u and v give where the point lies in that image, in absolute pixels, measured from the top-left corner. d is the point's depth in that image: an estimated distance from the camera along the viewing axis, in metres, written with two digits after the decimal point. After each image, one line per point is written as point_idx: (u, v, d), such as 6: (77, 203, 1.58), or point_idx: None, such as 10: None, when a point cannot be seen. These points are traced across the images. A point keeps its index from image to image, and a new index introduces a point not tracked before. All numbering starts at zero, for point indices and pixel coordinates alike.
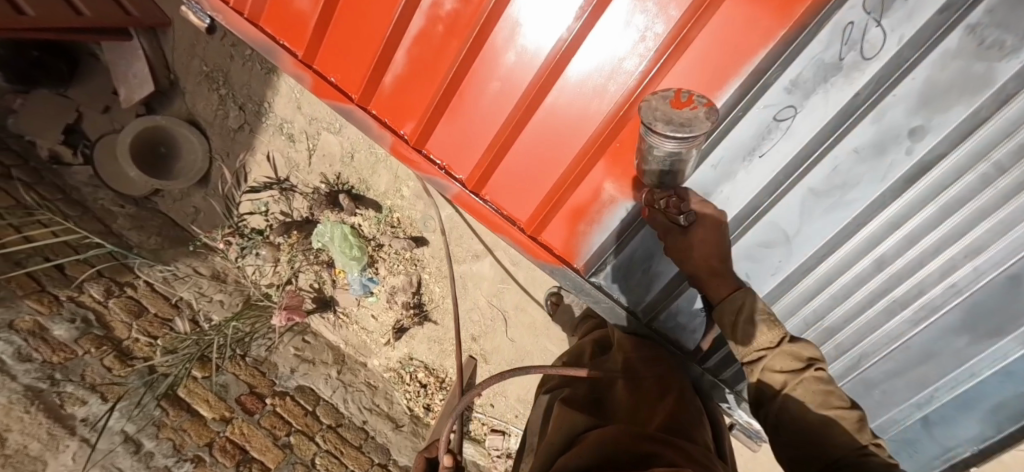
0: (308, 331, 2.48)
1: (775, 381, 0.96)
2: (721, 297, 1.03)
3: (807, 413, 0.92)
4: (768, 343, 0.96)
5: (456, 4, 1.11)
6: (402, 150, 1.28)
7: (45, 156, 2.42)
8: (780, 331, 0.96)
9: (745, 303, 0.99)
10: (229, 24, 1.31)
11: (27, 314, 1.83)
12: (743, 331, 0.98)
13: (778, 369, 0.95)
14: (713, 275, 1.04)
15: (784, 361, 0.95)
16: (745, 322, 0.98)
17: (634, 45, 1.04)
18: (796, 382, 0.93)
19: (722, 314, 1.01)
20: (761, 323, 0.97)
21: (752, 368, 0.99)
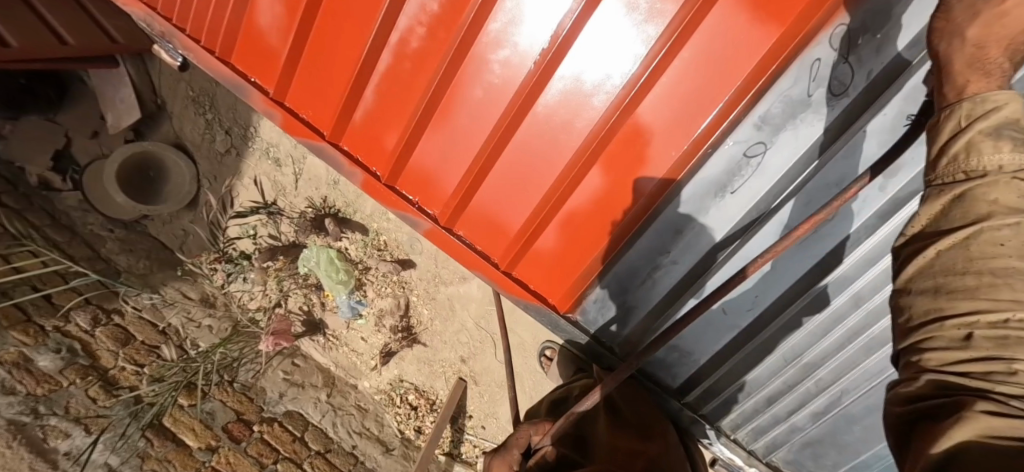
0: (297, 354, 2.45)
1: (973, 214, 0.56)
2: (961, 98, 0.60)
3: (994, 260, 0.54)
4: (998, 164, 0.55)
5: (422, 42, 1.11)
6: (374, 186, 1.27)
7: (34, 183, 2.44)
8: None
9: (1003, 107, 0.56)
10: (200, 61, 1.31)
11: (12, 346, 1.82)
12: (971, 138, 0.57)
13: (993, 200, 0.56)
14: (974, 70, 0.60)
15: (1012, 191, 0.54)
16: (983, 128, 0.56)
17: (600, 84, 1.02)
18: (1014, 220, 0.54)
19: (950, 118, 0.60)
20: (1006, 136, 0.55)
21: (946, 190, 0.60)
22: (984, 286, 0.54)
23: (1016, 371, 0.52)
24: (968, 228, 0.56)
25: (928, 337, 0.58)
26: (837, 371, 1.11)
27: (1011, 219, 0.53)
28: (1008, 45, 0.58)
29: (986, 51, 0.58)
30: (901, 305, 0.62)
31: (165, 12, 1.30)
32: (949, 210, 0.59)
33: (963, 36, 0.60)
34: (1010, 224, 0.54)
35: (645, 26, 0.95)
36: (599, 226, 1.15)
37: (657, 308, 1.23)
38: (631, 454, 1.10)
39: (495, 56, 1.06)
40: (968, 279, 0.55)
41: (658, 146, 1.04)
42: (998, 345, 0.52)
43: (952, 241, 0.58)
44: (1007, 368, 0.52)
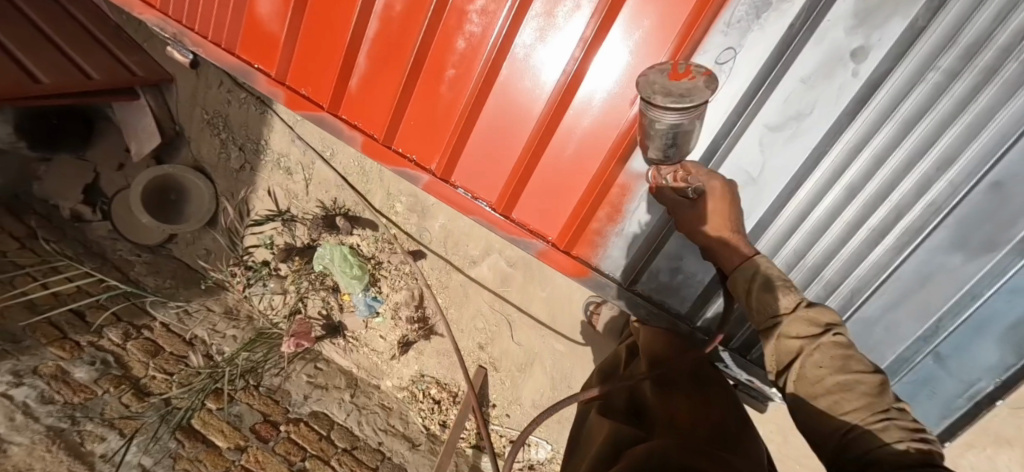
0: (320, 358, 2.54)
1: (792, 348, 0.86)
2: (731, 265, 0.99)
3: (825, 379, 0.81)
4: (785, 309, 0.88)
5: (406, 4, 1.21)
6: (373, 147, 1.32)
7: (67, 216, 2.64)
8: (797, 296, 0.89)
9: (758, 269, 0.94)
10: (209, 56, 1.43)
11: (50, 360, 1.95)
12: (757, 294, 0.92)
13: (795, 335, 0.87)
14: (725, 246, 1.00)
15: (802, 326, 0.86)
16: (758, 285, 0.92)
17: (571, 15, 1.10)
18: (815, 345, 0.83)
19: (735, 283, 0.97)
20: (776, 287, 0.90)
21: (767, 334, 0.91)
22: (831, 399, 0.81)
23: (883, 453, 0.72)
24: (797, 361, 0.86)
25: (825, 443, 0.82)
26: (844, 268, 1.14)
27: (813, 347, 0.84)
28: (733, 226, 1.01)
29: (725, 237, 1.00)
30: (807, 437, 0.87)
31: (175, 16, 1.44)
32: (778, 350, 0.89)
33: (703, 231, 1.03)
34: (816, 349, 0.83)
35: None
36: (588, 155, 1.18)
37: (653, 227, 1.21)
38: (693, 421, 1.04)
39: (472, 7, 1.16)
40: (822, 401, 0.81)
41: (631, 64, 1.09)
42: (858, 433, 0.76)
43: (796, 373, 0.86)
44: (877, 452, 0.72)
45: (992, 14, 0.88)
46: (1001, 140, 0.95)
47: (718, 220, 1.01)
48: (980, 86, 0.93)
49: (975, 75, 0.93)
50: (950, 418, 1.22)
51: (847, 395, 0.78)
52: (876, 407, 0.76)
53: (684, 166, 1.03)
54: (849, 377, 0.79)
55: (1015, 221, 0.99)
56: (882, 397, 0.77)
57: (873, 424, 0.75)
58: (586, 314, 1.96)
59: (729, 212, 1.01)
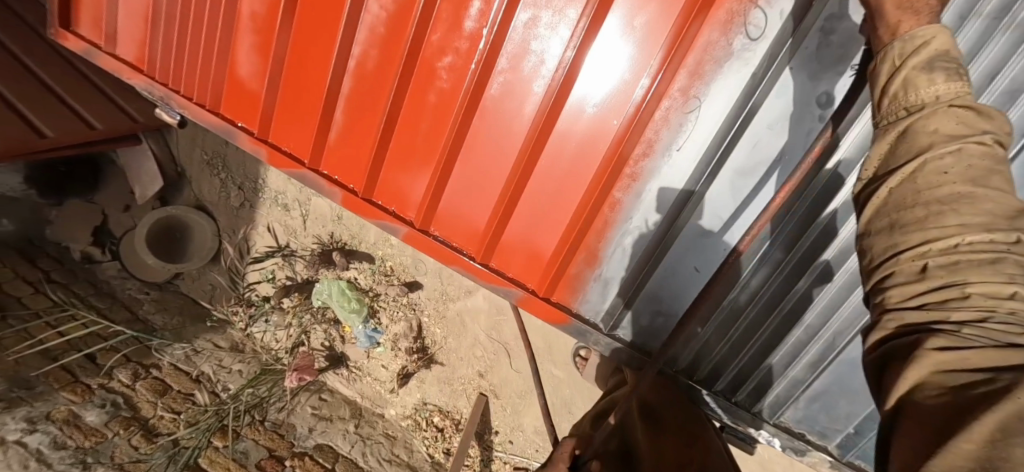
0: (324, 389, 2.56)
1: (916, 148, 0.61)
2: (892, 38, 0.66)
3: (942, 187, 0.58)
4: (934, 96, 0.60)
5: (376, 63, 1.23)
6: (353, 201, 1.36)
7: (77, 257, 2.70)
8: (965, 85, 0.60)
9: (933, 41, 0.61)
10: (195, 117, 1.48)
11: (62, 405, 2.02)
12: (907, 76, 0.62)
13: (934, 131, 0.60)
14: (904, 8, 0.65)
15: (952, 123, 0.59)
16: (916, 64, 0.62)
17: (536, 70, 1.11)
18: (955, 147, 0.58)
19: (883, 62, 0.65)
20: (938, 67, 0.60)
21: (893, 127, 0.64)
22: (931, 216, 0.58)
23: (970, 294, 0.55)
24: (913, 162, 0.60)
25: (889, 273, 0.61)
26: (825, 311, 1.10)
27: (952, 147, 0.58)
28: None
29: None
30: (863, 247, 0.66)
31: (163, 79, 1.50)
32: (895, 147, 0.63)
33: None
34: (952, 152, 0.58)
35: (565, 9, 1.05)
36: (560, 203, 1.19)
37: (632, 275, 1.22)
38: None
39: (441, 64, 1.18)
40: (918, 212, 0.59)
41: (597, 116, 1.10)
42: (950, 271, 0.56)
43: (901, 177, 0.62)
44: (960, 293, 0.56)
45: None
46: None
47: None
48: None
49: None
50: None
51: (962, 208, 0.57)
52: (994, 230, 0.56)
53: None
54: (977, 190, 0.57)
55: None
56: (1012, 220, 0.56)
57: (979, 254, 0.55)
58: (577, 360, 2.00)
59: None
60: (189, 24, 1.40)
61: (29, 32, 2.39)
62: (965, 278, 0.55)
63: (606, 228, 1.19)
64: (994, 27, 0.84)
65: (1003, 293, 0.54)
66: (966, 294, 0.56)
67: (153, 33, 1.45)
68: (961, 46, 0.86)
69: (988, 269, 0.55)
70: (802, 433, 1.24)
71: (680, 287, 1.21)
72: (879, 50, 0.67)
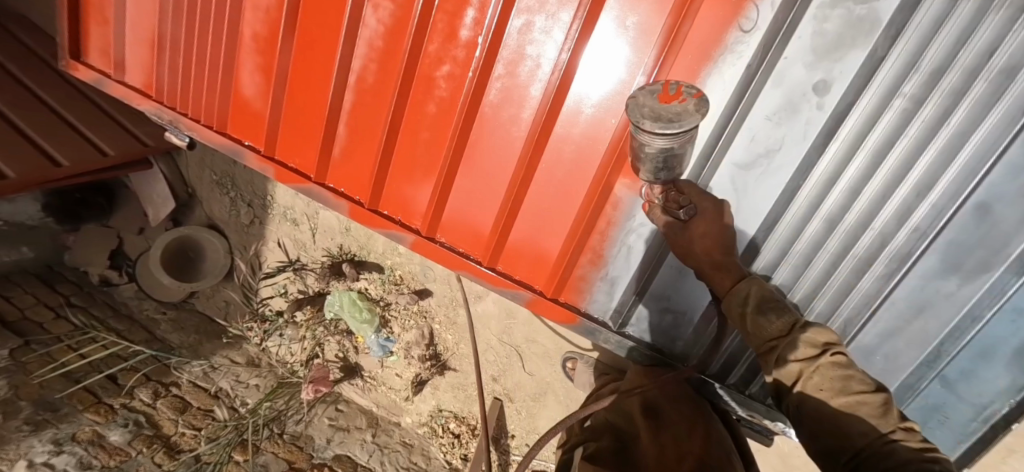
0: (340, 400, 2.59)
1: (793, 372, 0.92)
2: (725, 292, 1.02)
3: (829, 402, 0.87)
4: (781, 331, 0.94)
5: (376, 76, 1.26)
6: (359, 212, 1.39)
7: (96, 281, 2.76)
8: (790, 320, 0.94)
9: (750, 292, 0.98)
10: (203, 138, 1.52)
11: (87, 425, 2.08)
12: (755, 321, 0.97)
13: (795, 358, 0.92)
14: (716, 269, 1.03)
15: (800, 347, 0.92)
16: (755, 311, 0.97)
17: (533, 73, 1.13)
18: (812, 366, 0.90)
19: (729, 308, 1.01)
20: (768, 311, 0.96)
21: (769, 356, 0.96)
22: (835, 420, 0.86)
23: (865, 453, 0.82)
24: (797, 383, 0.92)
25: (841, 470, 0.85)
26: (836, 299, 1.13)
27: (810, 370, 0.90)
28: (724, 250, 1.03)
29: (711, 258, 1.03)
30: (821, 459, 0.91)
31: (171, 103, 1.54)
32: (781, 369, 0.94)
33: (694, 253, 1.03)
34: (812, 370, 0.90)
35: (559, 13, 1.07)
36: (563, 203, 1.20)
37: (640, 272, 1.23)
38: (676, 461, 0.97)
39: (439, 74, 1.20)
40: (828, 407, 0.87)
41: (595, 116, 1.11)
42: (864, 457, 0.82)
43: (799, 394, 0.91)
44: None
45: (951, 40, 0.86)
46: (981, 161, 0.92)
47: (710, 241, 1.02)
48: (952, 108, 0.91)
49: (943, 98, 0.91)
50: (967, 443, 1.18)
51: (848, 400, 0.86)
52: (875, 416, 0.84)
53: (675, 186, 1.04)
54: (851, 400, 0.86)
55: (1006, 242, 0.96)
56: (885, 419, 0.83)
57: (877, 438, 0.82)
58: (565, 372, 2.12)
59: (722, 238, 1.03)
60: (193, 47, 1.44)
61: (42, 64, 2.47)
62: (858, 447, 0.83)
63: (610, 225, 1.20)
64: (987, 7, 0.82)
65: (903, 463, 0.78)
66: None
67: (160, 59, 1.50)
68: (956, 28, 0.85)
69: (886, 451, 0.80)
70: None
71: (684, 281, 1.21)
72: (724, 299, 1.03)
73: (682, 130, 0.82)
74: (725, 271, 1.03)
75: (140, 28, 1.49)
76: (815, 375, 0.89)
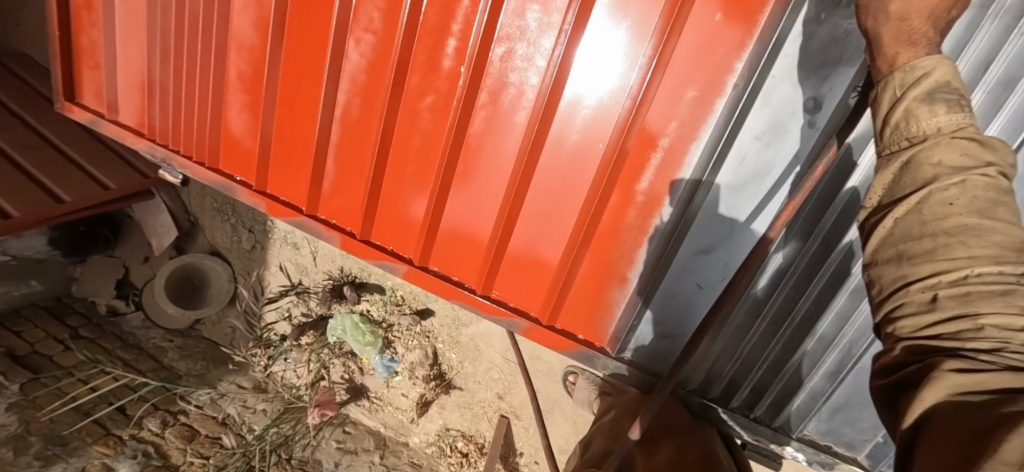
0: (348, 422, 2.57)
1: (921, 178, 0.61)
2: (892, 66, 0.64)
3: (948, 219, 0.58)
4: (935, 127, 0.60)
5: (361, 109, 1.25)
6: (351, 243, 1.38)
7: (103, 311, 2.80)
8: (968, 115, 0.59)
9: (937, 69, 0.60)
10: (196, 175, 1.52)
11: (96, 458, 2.10)
12: (908, 106, 0.61)
13: (936, 163, 0.60)
14: (901, 40, 0.64)
15: (951, 153, 0.59)
16: (917, 95, 0.61)
17: (516, 102, 1.12)
18: (959, 178, 0.58)
19: (883, 89, 0.64)
20: (940, 98, 0.60)
21: (896, 156, 0.63)
22: (940, 247, 0.58)
23: (983, 327, 0.55)
24: (918, 192, 0.61)
25: (899, 305, 0.61)
26: (838, 321, 1.07)
27: (956, 178, 0.58)
28: (933, 13, 0.62)
29: (910, 24, 0.62)
30: (872, 278, 0.66)
31: (163, 141, 1.55)
32: (900, 176, 0.63)
33: (886, 10, 0.63)
34: (958, 183, 0.58)
35: (539, 40, 1.06)
36: (556, 230, 1.18)
37: (636, 298, 1.20)
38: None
39: (423, 104, 1.19)
40: (925, 243, 0.59)
41: (581, 143, 1.10)
42: (963, 302, 0.56)
43: (906, 207, 0.62)
44: (973, 325, 0.55)
45: (944, 54, 0.84)
46: None
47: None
48: None
49: None
50: None
51: (969, 240, 0.57)
52: (1002, 262, 0.56)
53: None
54: (985, 222, 0.57)
55: None
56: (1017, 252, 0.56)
57: (990, 286, 0.55)
58: (564, 384, 2.11)
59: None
60: (182, 87, 1.45)
61: (44, 102, 2.52)
62: (977, 310, 0.55)
63: (601, 252, 1.17)
64: (981, 17, 0.80)
65: (1015, 326, 0.53)
66: (979, 325, 0.55)
67: (151, 98, 1.51)
68: (948, 42, 0.83)
69: (1003, 299, 0.54)
70: (828, 445, 1.19)
71: (681, 308, 1.18)
72: (879, 79, 0.66)
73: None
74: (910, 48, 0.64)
75: (130, 69, 1.50)
76: (952, 192, 0.58)
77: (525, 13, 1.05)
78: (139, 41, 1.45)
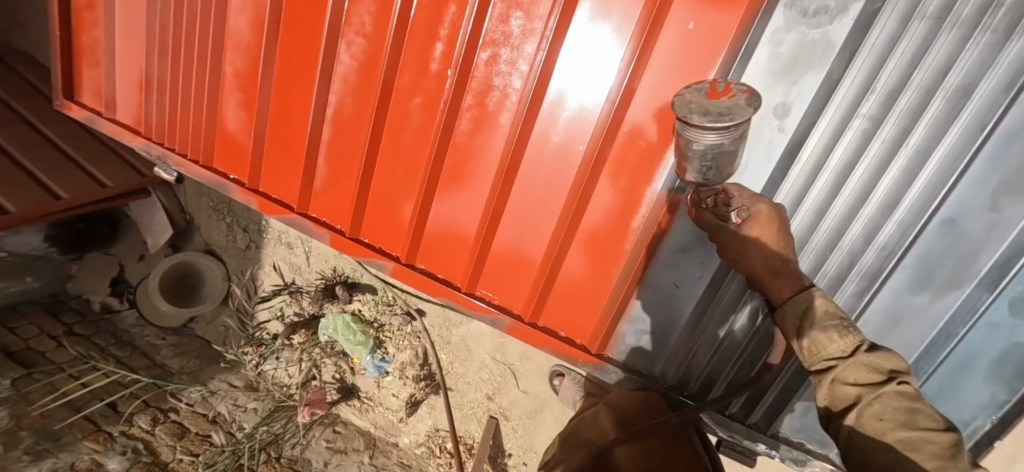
0: (338, 421, 2.59)
1: (849, 396, 0.79)
2: (783, 300, 0.90)
3: (886, 435, 0.74)
4: (840, 352, 0.81)
5: (353, 109, 1.29)
6: (340, 241, 1.41)
7: (98, 308, 2.83)
8: (855, 338, 0.80)
9: (812, 304, 0.85)
10: (190, 172, 1.56)
11: (86, 454, 2.12)
12: (812, 335, 0.83)
13: (852, 382, 0.79)
14: (777, 276, 0.92)
15: (860, 373, 0.79)
16: (813, 325, 0.83)
17: (500, 104, 1.16)
18: (876, 394, 0.76)
19: (784, 319, 0.88)
20: (830, 326, 0.82)
21: (821, 377, 0.83)
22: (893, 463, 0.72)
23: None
24: (854, 409, 0.78)
25: None
26: None
27: (874, 396, 0.76)
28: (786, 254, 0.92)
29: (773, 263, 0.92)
30: None
31: (159, 138, 1.59)
32: (834, 391, 0.81)
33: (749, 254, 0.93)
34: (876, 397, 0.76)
35: (523, 45, 1.10)
36: (539, 226, 1.21)
37: (616, 298, 1.22)
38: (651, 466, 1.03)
39: (412, 105, 1.23)
40: (880, 456, 0.74)
41: (562, 141, 1.13)
42: None
43: (851, 423, 0.78)
44: None
45: (904, 62, 0.89)
46: (940, 180, 0.93)
47: (767, 247, 0.92)
48: (910, 127, 0.92)
49: (901, 117, 0.92)
50: None
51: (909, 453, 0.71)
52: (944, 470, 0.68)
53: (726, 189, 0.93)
54: (914, 436, 0.72)
55: (975, 255, 0.96)
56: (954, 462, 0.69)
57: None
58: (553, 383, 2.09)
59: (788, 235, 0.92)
60: (180, 87, 1.49)
61: (44, 100, 2.55)
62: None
63: (584, 248, 1.20)
64: (937, 29, 0.84)
65: None
66: None
67: (149, 97, 1.55)
68: (908, 50, 0.87)
69: None
70: (802, 442, 1.21)
71: (663, 303, 1.20)
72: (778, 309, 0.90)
73: (732, 124, 0.79)
74: (787, 279, 0.92)
75: (129, 69, 1.54)
76: (878, 405, 0.76)
77: (509, 19, 1.09)
78: (138, 42, 1.49)
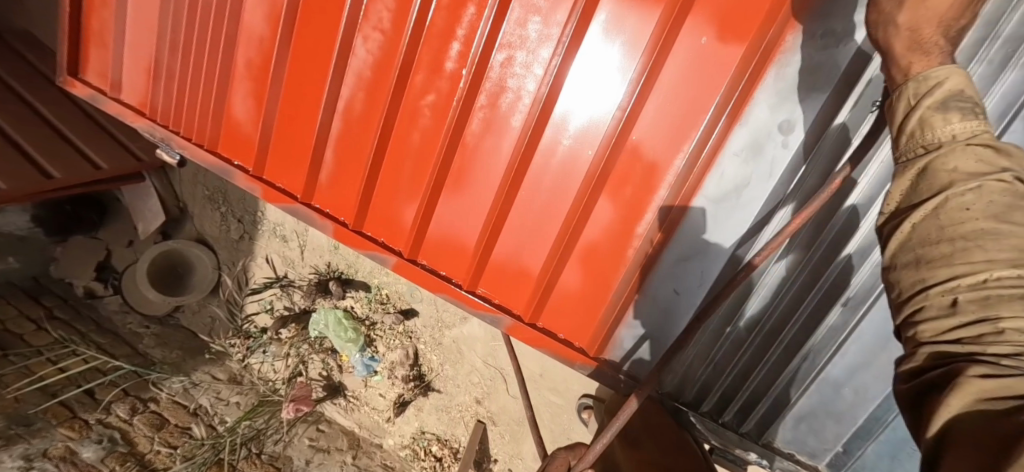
0: (322, 420, 2.56)
1: (937, 184, 0.64)
2: (907, 78, 0.71)
3: (965, 224, 0.60)
4: (950, 135, 0.64)
5: (364, 104, 1.30)
6: (343, 232, 1.40)
7: (81, 293, 2.77)
8: (979, 126, 0.64)
9: (945, 77, 0.66)
10: (193, 156, 1.54)
11: (59, 441, 2.04)
12: (922, 115, 0.67)
13: (952, 169, 0.64)
14: (914, 50, 0.70)
15: (968, 159, 0.63)
16: (931, 103, 0.67)
17: (513, 106, 1.17)
18: (974, 184, 0.61)
19: (899, 97, 0.70)
20: (953, 106, 0.65)
21: (911, 165, 0.68)
22: (958, 252, 0.60)
23: (1005, 330, 0.55)
24: (935, 198, 0.64)
25: (919, 309, 0.63)
26: (804, 329, 1.13)
27: (972, 184, 0.61)
28: (940, 26, 0.68)
29: (919, 33, 0.69)
30: (892, 283, 0.68)
31: (164, 121, 1.58)
32: (915, 183, 0.67)
33: (896, 22, 0.71)
34: (972, 190, 0.62)
35: (538, 50, 1.12)
36: (545, 228, 1.22)
37: (617, 303, 1.22)
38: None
39: (424, 103, 1.25)
40: (943, 247, 0.61)
41: (572, 144, 1.15)
42: (981, 305, 0.57)
43: (924, 213, 0.64)
44: (992, 328, 0.56)
45: None
46: None
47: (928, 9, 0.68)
48: None
49: None
50: None
51: (983, 243, 0.59)
52: (1019, 266, 0.57)
53: None
54: (1004, 227, 0.59)
55: None
56: None
57: (1010, 289, 0.56)
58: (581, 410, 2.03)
59: (948, 8, 0.67)
60: (189, 72, 1.48)
61: (43, 80, 2.52)
62: (996, 312, 0.56)
63: (582, 265, 1.21)
64: None
65: None
66: (1000, 327, 0.55)
67: (157, 81, 1.54)
68: None
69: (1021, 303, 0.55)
70: (791, 453, 1.22)
71: (662, 312, 1.22)
72: (894, 88, 0.73)
73: None
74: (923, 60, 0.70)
75: (138, 50, 1.53)
76: (971, 193, 0.61)
77: (526, 24, 1.12)
78: (150, 24, 1.49)
